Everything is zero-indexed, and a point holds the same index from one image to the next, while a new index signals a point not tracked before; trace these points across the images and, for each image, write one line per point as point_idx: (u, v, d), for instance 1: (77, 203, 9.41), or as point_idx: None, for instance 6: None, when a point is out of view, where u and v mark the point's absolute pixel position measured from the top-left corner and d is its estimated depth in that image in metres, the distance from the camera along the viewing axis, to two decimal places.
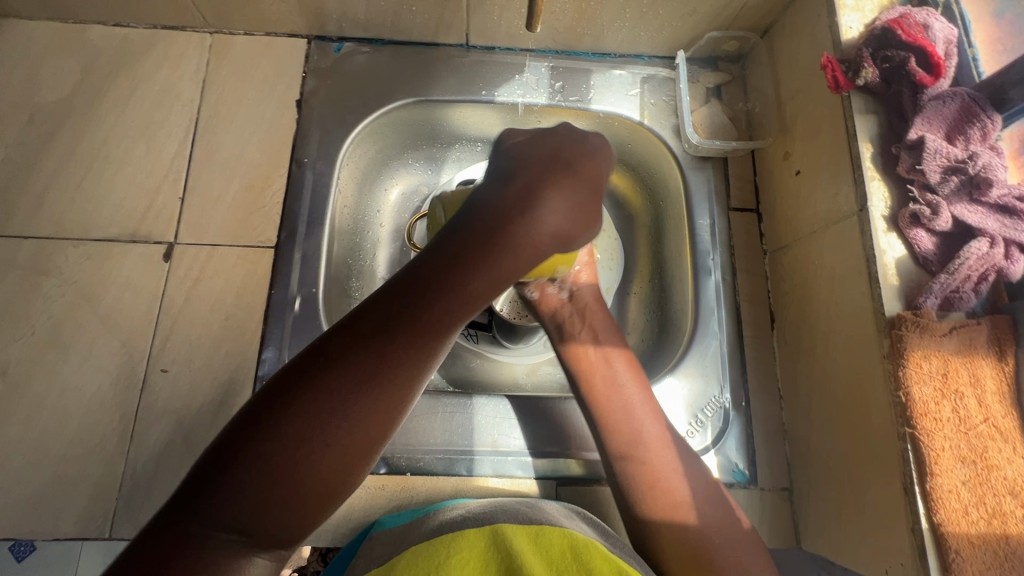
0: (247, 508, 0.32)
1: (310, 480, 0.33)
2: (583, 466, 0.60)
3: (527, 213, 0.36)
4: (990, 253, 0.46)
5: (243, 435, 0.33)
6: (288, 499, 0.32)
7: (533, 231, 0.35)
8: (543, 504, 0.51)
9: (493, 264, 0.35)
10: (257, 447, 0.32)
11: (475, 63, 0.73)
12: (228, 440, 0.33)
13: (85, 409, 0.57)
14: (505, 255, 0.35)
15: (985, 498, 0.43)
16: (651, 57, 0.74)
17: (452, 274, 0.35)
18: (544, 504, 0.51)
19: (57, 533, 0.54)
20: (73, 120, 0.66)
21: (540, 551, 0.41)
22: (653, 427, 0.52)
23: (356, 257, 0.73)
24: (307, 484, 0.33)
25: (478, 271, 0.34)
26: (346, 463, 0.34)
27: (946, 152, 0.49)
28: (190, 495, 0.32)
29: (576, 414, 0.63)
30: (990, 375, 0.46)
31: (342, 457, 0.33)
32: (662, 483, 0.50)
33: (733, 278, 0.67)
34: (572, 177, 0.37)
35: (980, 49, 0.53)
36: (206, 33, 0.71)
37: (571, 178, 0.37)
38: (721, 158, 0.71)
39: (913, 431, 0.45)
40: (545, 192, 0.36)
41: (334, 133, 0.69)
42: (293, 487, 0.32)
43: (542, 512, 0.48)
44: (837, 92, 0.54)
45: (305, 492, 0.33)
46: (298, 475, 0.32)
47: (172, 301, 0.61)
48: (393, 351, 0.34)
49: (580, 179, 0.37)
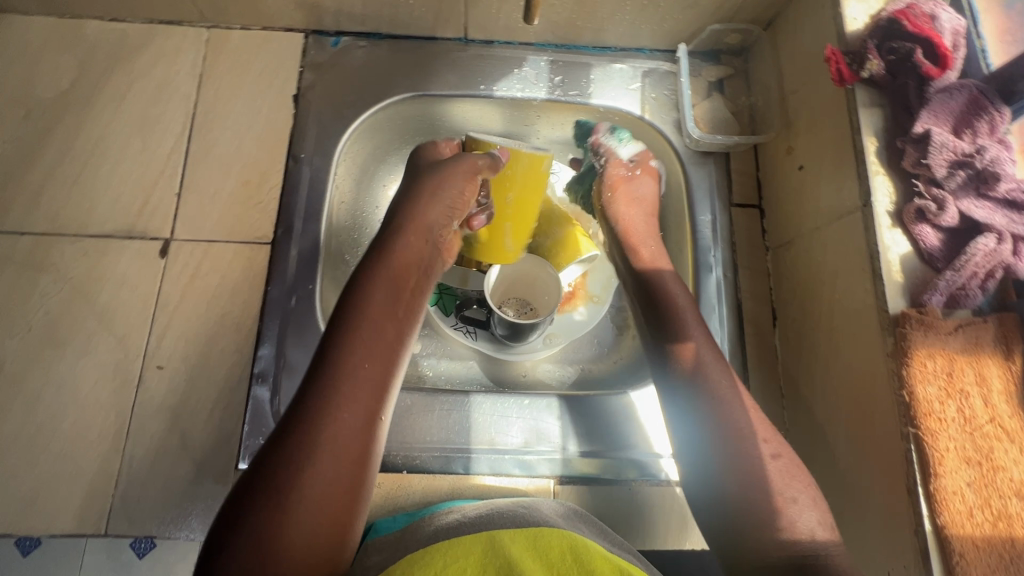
0: (286, 539, 0.38)
1: (332, 493, 0.40)
2: (595, 466, 0.60)
3: (414, 247, 0.56)
4: (998, 249, 0.45)
5: (238, 512, 0.39)
6: (321, 518, 0.40)
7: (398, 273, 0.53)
8: (540, 505, 0.50)
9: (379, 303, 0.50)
10: (254, 511, 0.39)
11: (474, 57, 0.72)
12: (230, 523, 0.39)
13: (82, 405, 0.57)
14: (392, 295, 0.52)
15: (990, 500, 0.42)
16: (652, 50, 0.73)
17: (350, 320, 0.49)
18: (542, 505, 0.50)
19: (53, 529, 0.54)
20: (70, 115, 0.66)
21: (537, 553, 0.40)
22: (742, 410, 0.49)
23: (354, 253, 0.73)
24: (332, 500, 0.40)
25: (371, 311, 0.49)
26: (356, 467, 0.42)
27: (953, 146, 0.48)
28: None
29: (604, 414, 0.62)
30: (997, 374, 0.45)
31: (350, 464, 0.42)
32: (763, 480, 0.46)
33: (735, 275, 0.66)
34: (398, 249, 0.55)
35: (989, 41, 0.51)
36: (203, 27, 0.70)
37: (400, 249, 0.55)
38: (723, 152, 0.70)
39: (917, 432, 0.44)
40: (419, 232, 0.58)
41: (331, 128, 0.68)
42: (319, 506, 0.40)
43: (539, 514, 0.47)
44: (841, 84, 0.53)
45: (332, 505, 0.40)
46: (318, 494, 0.40)
47: (168, 297, 0.61)
48: (348, 377, 0.45)
49: (405, 248, 0.56)
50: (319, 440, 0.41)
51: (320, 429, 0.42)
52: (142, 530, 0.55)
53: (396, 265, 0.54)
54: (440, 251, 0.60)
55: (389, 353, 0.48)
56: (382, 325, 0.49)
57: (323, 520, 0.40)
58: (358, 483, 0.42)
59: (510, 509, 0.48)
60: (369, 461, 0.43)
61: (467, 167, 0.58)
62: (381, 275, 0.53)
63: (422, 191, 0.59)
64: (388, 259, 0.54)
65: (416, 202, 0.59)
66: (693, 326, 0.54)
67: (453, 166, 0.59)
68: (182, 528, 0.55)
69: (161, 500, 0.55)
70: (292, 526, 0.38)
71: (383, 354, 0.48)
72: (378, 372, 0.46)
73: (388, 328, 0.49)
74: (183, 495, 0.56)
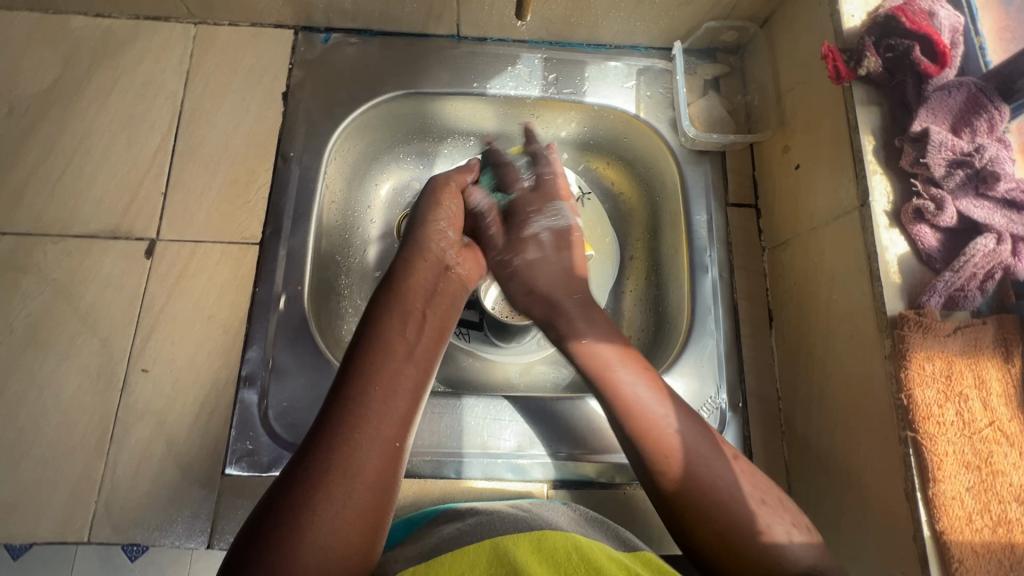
0: (304, 568, 0.37)
1: (349, 520, 0.39)
2: (592, 470, 0.59)
3: (426, 268, 0.54)
4: (997, 250, 0.45)
5: (258, 531, 0.39)
6: (340, 545, 0.39)
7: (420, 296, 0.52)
8: (541, 509, 0.49)
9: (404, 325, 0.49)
10: (277, 532, 0.38)
11: (466, 54, 0.71)
12: (247, 542, 0.39)
13: (64, 409, 0.56)
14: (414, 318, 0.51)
15: (990, 505, 0.41)
16: (647, 48, 0.72)
17: (373, 339, 0.48)
18: (546, 509, 0.49)
19: (33, 537, 0.53)
20: (54, 113, 0.65)
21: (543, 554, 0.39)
22: (659, 412, 0.47)
23: (345, 254, 0.72)
24: (350, 526, 0.39)
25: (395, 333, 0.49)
26: (375, 491, 0.41)
27: (952, 144, 0.47)
28: None
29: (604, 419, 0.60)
30: (996, 377, 0.44)
31: (370, 489, 0.41)
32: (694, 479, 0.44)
33: (731, 275, 0.65)
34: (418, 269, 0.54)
35: (987, 38, 0.51)
36: (190, 24, 0.69)
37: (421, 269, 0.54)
38: (719, 151, 0.69)
39: (916, 436, 0.44)
40: (431, 251, 0.56)
41: (321, 126, 0.67)
42: (338, 534, 0.39)
43: (541, 518, 0.47)
44: (838, 82, 0.52)
45: (350, 531, 0.39)
46: (336, 521, 0.39)
47: (153, 299, 0.60)
48: (367, 403, 0.44)
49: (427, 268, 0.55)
50: (337, 466, 0.40)
51: (343, 452, 0.41)
52: (126, 537, 0.53)
53: (411, 287, 0.52)
54: (452, 271, 0.57)
55: (410, 376, 0.47)
56: (400, 348, 0.48)
57: (342, 547, 0.39)
58: (377, 507, 0.41)
59: (511, 513, 0.48)
60: (389, 485, 0.42)
61: (449, 194, 0.60)
62: (396, 297, 0.51)
63: (422, 213, 0.58)
64: (409, 277, 0.53)
65: (419, 224, 0.57)
66: (605, 339, 0.53)
67: (439, 190, 0.60)
68: (168, 534, 0.54)
69: (146, 506, 0.54)
70: (310, 555, 0.38)
71: (403, 378, 0.46)
72: (397, 396, 0.45)
73: (406, 350, 0.48)
74: (169, 500, 0.55)
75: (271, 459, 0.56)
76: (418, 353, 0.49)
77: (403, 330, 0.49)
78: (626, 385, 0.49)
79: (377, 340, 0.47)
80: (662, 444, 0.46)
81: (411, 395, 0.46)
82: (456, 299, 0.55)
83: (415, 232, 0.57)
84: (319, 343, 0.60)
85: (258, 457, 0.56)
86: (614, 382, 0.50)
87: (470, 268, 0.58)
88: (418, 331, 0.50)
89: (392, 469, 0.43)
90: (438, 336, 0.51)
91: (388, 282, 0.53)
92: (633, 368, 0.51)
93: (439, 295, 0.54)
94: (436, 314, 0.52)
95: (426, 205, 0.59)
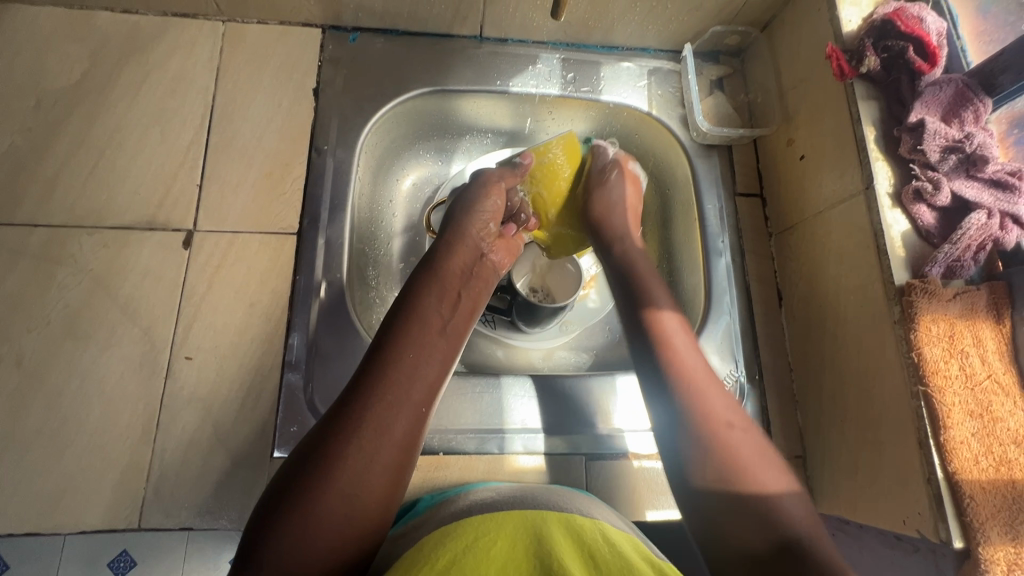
0: (330, 511, 0.40)
1: (375, 470, 0.42)
2: (606, 440, 0.62)
3: (465, 253, 0.57)
4: (988, 224, 0.50)
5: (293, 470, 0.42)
6: (365, 492, 0.41)
7: (451, 267, 0.55)
8: (575, 497, 0.50)
9: (434, 296, 0.52)
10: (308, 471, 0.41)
11: (489, 54, 0.74)
12: (285, 479, 0.42)
13: (108, 398, 0.56)
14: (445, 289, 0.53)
15: (992, 447, 0.47)
16: (656, 50, 0.77)
17: (412, 308, 0.50)
18: (580, 499, 0.50)
19: (83, 525, 0.53)
20: (83, 107, 0.65)
21: (577, 542, 0.39)
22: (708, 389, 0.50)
23: (372, 245, 0.74)
24: (375, 479, 0.42)
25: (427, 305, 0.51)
26: (401, 449, 0.44)
27: (945, 133, 0.53)
28: (262, 526, 0.40)
29: (593, 391, 0.64)
30: (990, 336, 0.50)
31: (395, 447, 0.43)
32: (737, 454, 0.46)
33: (742, 258, 0.70)
34: (455, 243, 0.57)
35: (967, 41, 0.58)
36: (219, 21, 0.70)
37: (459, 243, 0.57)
38: (726, 146, 0.74)
39: (926, 389, 0.49)
40: (470, 237, 0.58)
41: (353, 120, 0.69)
42: (363, 480, 0.41)
43: (577, 505, 0.47)
44: (841, 79, 0.58)
45: (375, 481, 0.42)
46: (363, 472, 0.41)
47: (194, 288, 0.61)
48: (398, 367, 0.46)
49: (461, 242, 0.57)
50: (368, 421, 0.43)
51: (376, 405, 0.44)
52: (178, 521, 0.54)
53: (449, 269, 0.55)
54: (487, 257, 0.59)
55: (441, 348, 0.49)
56: (433, 322, 0.50)
57: (365, 496, 0.41)
58: (401, 465, 0.44)
59: (545, 496, 0.49)
60: (413, 445, 0.45)
61: (496, 187, 0.61)
62: (435, 276, 0.54)
63: (468, 202, 0.60)
64: (446, 251, 0.56)
65: (464, 210, 0.59)
66: (663, 298, 0.57)
67: (489, 183, 0.61)
68: (219, 517, 0.54)
69: (197, 490, 0.55)
70: (337, 499, 0.40)
71: (434, 349, 0.49)
72: (428, 364, 0.47)
73: (439, 324, 0.50)
74: (218, 484, 0.55)
75: None
76: (450, 328, 0.51)
77: (438, 306, 0.51)
78: (693, 367, 0.51)
79: (413, 313, 0.50)
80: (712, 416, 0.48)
81: (440, 365, 0.48)
82: (487, 285, 0.58)
83: (459, 216, 0.59)
84: (359, 328, 0.62)
85: None
86: (678, 357, 0.52)
87: (503, 257, 0.61)
88: (452, 309, 0.52)
89: (418, 432, 0.45)
90: (468, 316, 0.54)
91: (429, 262, 0.55)
92: (694, 350, 0.53)
93: (474, 277, 0.56)
94: (469, 295, 0.55)
95: (475, 192, 0.60)
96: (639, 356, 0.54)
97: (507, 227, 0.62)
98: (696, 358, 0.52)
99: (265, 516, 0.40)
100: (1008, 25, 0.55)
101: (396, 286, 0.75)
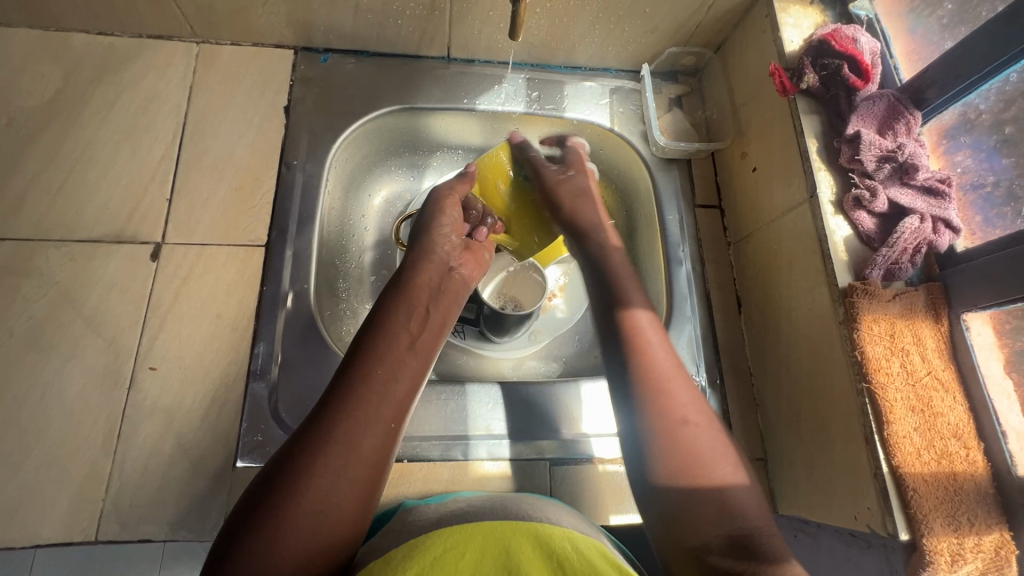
0: (296, 529, 0.39)
1: (344, 485, 0.42)
2: (569, 446, 0.63)
3: (432, 270, 0.57)
4: (921, 227, 0.53)
5: (262, 486, 0.41)
6: (334, 508, 0.41)
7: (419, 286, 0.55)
8: (544, 506, 0.49)
9: (398, 315, 0.52)
10: (276, 488, 0.41)
11: (456, 74, 0.77)
12: (253, 496, 0.41)
13: (68, 410, 0.56)
14: (413, 309, 0.53)
15: (933, 442, 0.49)
16: (617, 70, 0.81)
17: (380, 327, 0.50)
18: (548, 507, 0.49)
19: (38, 538, 0.52)
20: (56, 124, 0.66)
21: (542, 548, 0.39)
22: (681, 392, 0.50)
23: (342, 258, 0.75)
24: (344, 497, 0.41)
25: (394, 323, 0.51)
26: (371, 467, 0.43)
27: (879, 144, 0.57)
28: (228, 540, 0.39)
29: (558, 397, 0.65)
30: (930, 335, 0.52)
31: (364, 464, 0.43)
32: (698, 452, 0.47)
33: (701, 267, 0.72)
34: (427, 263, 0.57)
35: (900, 60, 0.62)
36: (193, 42, 0.72)
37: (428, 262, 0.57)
38: (685, 159, 0.77)
39: (870, 386, 0.51)
40: (436, 254, 0.59)
41: (322, 137, 0.71)
42: (333, 496, 0.41)
43: (547, 513, 0.47)
44: (784, 95, 0.62)
45: (345, 497, 0.41)
46: (330, 489, 0.41)
47: (160, 299, 0.61)
48: (369, 383, 0.46)
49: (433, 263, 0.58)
50: (337, 438, 0.43)
51: (345, 423, 0.43)
52: (135, 533, 0.53)
53: (416, 285, 0.55)
54: (457, 272, 0.60)
55: (412, 365, 0.49)
56: (402, 337, 0.50)
57: (333, 513, 0.41)
58: (371, 482, 0.43)
59: (516, 505, 0.48)
60: (384, 463, 0.45)
61: (450, 202, 0.62)
62: (404, 293, 0.54)
63: (429, 222, 0.61)
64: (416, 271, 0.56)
65: (426, 231, 0.60)
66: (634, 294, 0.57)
67: (442, 199, 0.62)
68: (179, 528, 0.54)
69: (156, 501, 0.54)
70: (303, 517, 0.40)
71: (406, 365, 0.49)
72: (398, 381, 0.47)
73: (409, 340, 0.50)
74: (179, 495, 0.55)
75: None
76: (419, 345, 0.51)
77: (407, 322, 0.52)
78: (661, 366, 0.51)
79: (383, 330, 0.50)
80: (674, 407, 0.49)
81: (411, 382, 0.48)
82: (458, 301, 0.58)
83: (422, 238, 0.60)
84: (326, 339, 0.63)
85: (269, 448, 0.57)
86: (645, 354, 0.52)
87: (472, 270, 0.61)
88: (421, 324, 0.53)
89: (389, 449, 0.45)
90: (437, 332, 0.54)
91: (397, 282, 0.56)
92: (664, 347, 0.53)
93: (444, 294, 0.57)
94: (439, 310, 0.55)
95: (431, 212, 0.61)
96: (613, 358, 0.53)
97: (477, 233, 0.65)
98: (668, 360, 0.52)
99: (230, 534, 0.39)
100: (934, 43, 0.59)
101: (367, 298, 0.75)
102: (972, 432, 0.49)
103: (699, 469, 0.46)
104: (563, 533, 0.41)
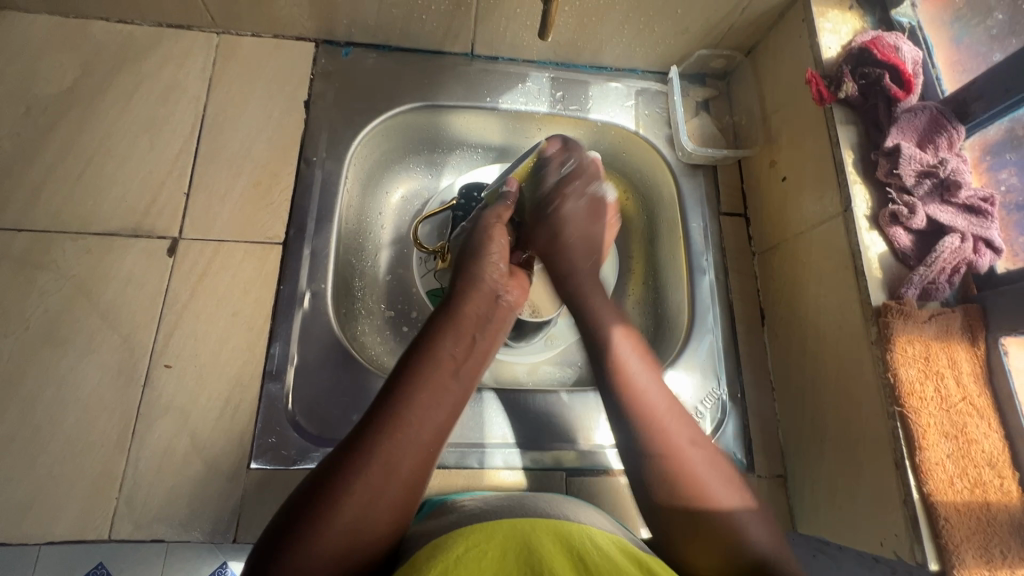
0: (330, 550, 0.38)
1: (380, 508, 0.40)
2: (583, 457, 0.62)
3: (481, 296, 0.53)
4: (961, 247, 0.51)
5: (295, 504, 0.41)
6: (369, 528, 0.40)
7: (466, 308, 0.51)
8: (567, 504, 0.48)
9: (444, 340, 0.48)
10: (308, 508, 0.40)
11: (479, 71, 0.76)
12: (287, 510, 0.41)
13: (83, 406, 0.55)
14: (460, 334, 0.50)
15: (967, 469, 0.47)
16: (644, 71, 0.79)
17: (425, 350, 0.48)
18: (571, 506, 0.48)
19: (50, 536, 0.52)
20: (73, 113, 0.65)
21: (563, 544, 0.38)
22: (658, 402, 0.48)
23: (359, 257, 0.74)
24: (378, 518, 0.40)
25: (439, 349, 0.48)
26: (407, 492, 0.42)
27: (919, 158, 0.55)
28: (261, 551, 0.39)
29: (578, 409, 0.64)
30: (965, 359, 0.50)
31: (401, 489, 0.41)
32: (690, 473, 0.44)
33: (725, 277, 0.70)
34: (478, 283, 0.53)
35: (942, 71, 0.60)
36: (213, 33, 0.71)
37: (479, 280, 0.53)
38: (711, 165, 0.75)
39: (902, 410, 0.49)
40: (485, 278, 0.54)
41: (342, 133, 0.70)
42: (368, 518, 0.40)
43: (565, 511, 0.46)
44: (821, 103, 0.60)
45: (381, 518, 0.40)
46: (367, 512, 0.40)
47: (177, 296, 0.60)
48: (409, 409, 0.44)
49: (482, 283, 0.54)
50: (375, 462, 0.41)
51: (381, 449, 0.42)
52: (148, 533, 0.53)
53: (465, 309, 0.51)
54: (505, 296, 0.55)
55: (454, 392, 0.46)
56: (447, 364, 0.47)
57: (369, 534, 0.40)
58: (406, 504, 0.42)
59: (534, 502, 0.47)
60: (421, 485, 0.43)
61: (497, 229, 0.58)
62: (452, 316, 0.50)
63: (476, 247, 0.57)
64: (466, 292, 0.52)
65: (473, 255, 0.56)
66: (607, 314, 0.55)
67: (489, 227, 0.58)
68: (191, 529, 0.53)
69: (170, 501, 0.54)
70: (340, 536, 0.39)
71: (448, 392, 0.46)
72: (439, 408, 0.45)
73: (453, 367, 0.47)
74: (193, 496, 0.54)
75: (298, 452, 0.57)
76: (464, 371, 0.48)
77: (454, 348, 0.48)
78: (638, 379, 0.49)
79: (428, 353, 0.47)
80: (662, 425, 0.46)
81: (452, 409, 0.46)
82: (505, 326, 0.54)
83: (470, 262, 0.55)
84: (343, 342, 0.62)
85: (283, 451, 0.57)
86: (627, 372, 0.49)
87: (519, 295, 0.57)
88: (468, 350, 0.49)
89: (424, 475, 0.43)
90: (484, 357, 0.50)
91: (444, 305, 0.52)
92: (647, 363, 0.51)
93: (493, 321, 0.53)
94: (487, 337, 0.51)
95: (479, 238, 0.58)
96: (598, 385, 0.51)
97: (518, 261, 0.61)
98: (649, 376, 0.50)
99: (267, 543, 0.39)
100: (980, 56, 0.57)
101: (383, 298, 0.74)
102: (1006, 460, 0.48)
103: (698, 497, 0.43)
104: (583, 530, 0.40)
